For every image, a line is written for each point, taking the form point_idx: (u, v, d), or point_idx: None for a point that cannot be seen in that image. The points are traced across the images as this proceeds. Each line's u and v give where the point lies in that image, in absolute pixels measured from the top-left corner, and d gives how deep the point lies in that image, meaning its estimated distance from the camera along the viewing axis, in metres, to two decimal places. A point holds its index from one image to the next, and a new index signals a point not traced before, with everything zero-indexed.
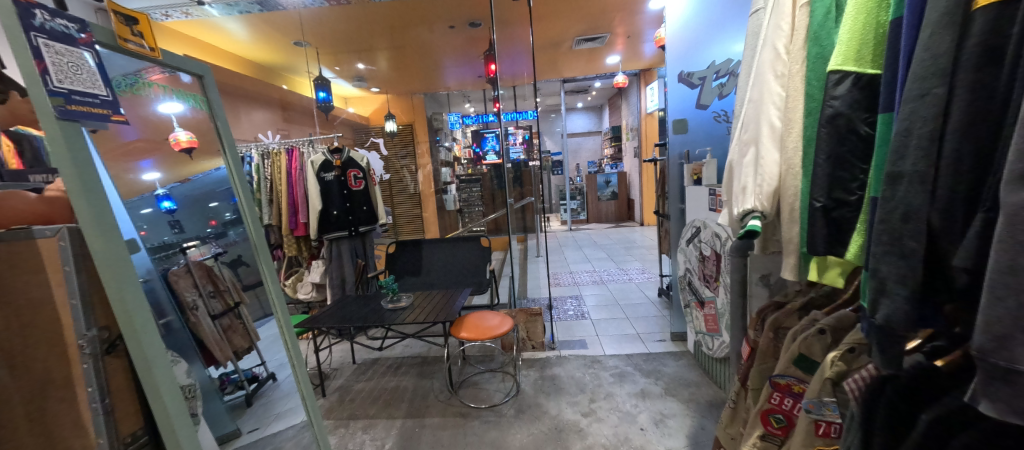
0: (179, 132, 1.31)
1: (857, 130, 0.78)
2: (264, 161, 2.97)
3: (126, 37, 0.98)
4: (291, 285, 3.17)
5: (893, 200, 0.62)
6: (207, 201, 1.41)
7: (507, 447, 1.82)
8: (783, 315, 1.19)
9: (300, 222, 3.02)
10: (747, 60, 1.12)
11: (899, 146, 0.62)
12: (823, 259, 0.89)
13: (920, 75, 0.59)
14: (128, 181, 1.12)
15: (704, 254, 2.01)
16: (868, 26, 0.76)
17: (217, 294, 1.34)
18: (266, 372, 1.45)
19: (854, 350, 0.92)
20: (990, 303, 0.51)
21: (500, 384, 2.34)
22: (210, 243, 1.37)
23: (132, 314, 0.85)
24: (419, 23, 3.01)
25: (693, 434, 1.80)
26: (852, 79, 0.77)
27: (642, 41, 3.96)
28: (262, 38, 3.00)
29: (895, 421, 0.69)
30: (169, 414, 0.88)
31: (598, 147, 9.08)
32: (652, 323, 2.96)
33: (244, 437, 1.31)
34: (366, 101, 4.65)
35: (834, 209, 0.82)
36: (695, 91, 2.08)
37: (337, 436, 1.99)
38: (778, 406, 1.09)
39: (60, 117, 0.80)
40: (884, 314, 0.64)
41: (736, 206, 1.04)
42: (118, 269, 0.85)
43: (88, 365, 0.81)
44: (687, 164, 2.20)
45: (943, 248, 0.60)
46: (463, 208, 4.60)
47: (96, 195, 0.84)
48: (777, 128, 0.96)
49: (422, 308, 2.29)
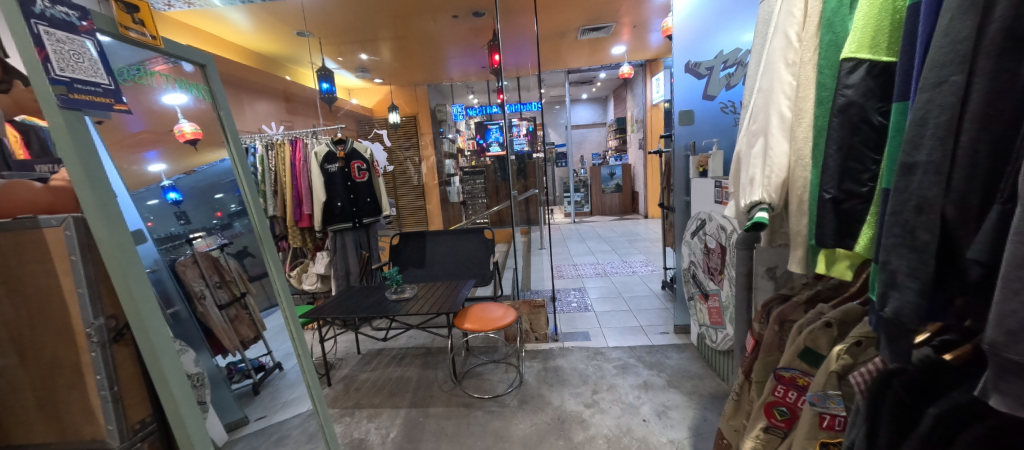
0: (183, 124, 1.28)
1: (870, 120, 0.76)
2: (269, 151, 2.97)
3: (127, 25, 0.97)
4: (296, 276, 3.24)
5: (907, 192, 0.61)
6: (212, 192, 1.41)
7: (509, 436, 1.84)
8: (789, 308, 1.18)
9: (304, 213, 3.04)
10: (756, 50, 1.10)
11: (914, 135, 0.61)
12: (831, 252, 0.89)
13: (939, 62, 0.58)
14: (134, 172, 1.13)
15: (709, 247, 2.00)
16: (885, 12, 0.74)
17: (223, 285, 1.38)
18: (273, 361, 1.47)
19: (861, 343, 0.91)
20: (1005, 297, 0.50)
21: (502, 375, 2.36)
22: (216, 235, 1.39)
23: (139, 304, 0.85)
24: (421, 13, 2.97)
25: (695, 426, 1.81)
26: (866, 67, 0.75)
27: (649, 30, 3.89)
28: (265, 28, 2.98)
29: (901, 415, 0.69)
30: (176, 400, 0.89)
31: (603, 139, 9.07)
32: (654, 315, 2.97)
33: (251, 424, 1.31)
34: (370, 93, 4.64)
35: (844, 201, 0.80)
36: (702, 82, 2.05)
37: (342, 424, 2.02)
38: (782, 398, 1.09)
39: (61, 106, 0.80)
40: (893, 307, 0.63)
41: (744, 197, 1.03)
42: (124, 258, 0.85)
43: (95, 353, 0.81)
44: (693, 155, 2.18)
45: (956, 241, 0.59)
46: (466, 200, 4.49)
47: (102, 186, 0.84)
48: (787, 118, 0.94)
49: (426, 299, 2.30)
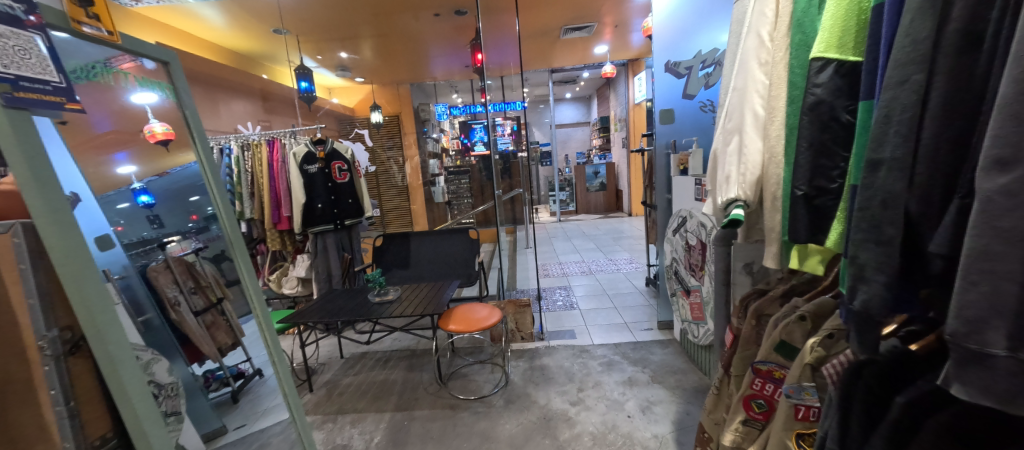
0: (153, 124, 1.23)
1: (839, 118, 0.78)
2: (244, 152, 2.91)
3: (80, 19, 0.91)
4: (275, 280, 3.13)
5: (873, 188, 0.63)
6: (188, 195, 1.34)
7: (496, 437, 1.83)
8: (765, 303, 1.21)
9: (283, 216, 2.96)
10: (731, 49, 1.12)
11: (879, 133, 0.62)
12: (803, 247, 0.90)
13: (901, 61, 0.59)
14: (101, 174, 1.08)
15: (690, 244, 2.03)
16: (850, 13, 0.75)
17: (198, 290, 1.35)
18: (252, 368, 1.41)
19: (833, 336, 0.93)
20: (964, 288, 0.51)
21: (489, 375, 2.35)
22: (192, 238, 1.35)
23: (95, 314, 0.81)
24: (403, 11, 2.93)
25: (678, 420, 1.83)
26: (834, 66, 0.77)
27: (631, 29, 3.93)
28: (240, 25, 2.91)
29: (872, 403, 0.71)
30: (138, 414, 0.85)
31: (587, 137, 9.15)
32: (640, 312, 3.00)
33: (229, 434, 1.28)
34: (351, 92, 4.58)
35: (816, 197, 0.82)
36: (681, 81, 2.08)
37: (324, 431, 1.97)
38: (759, 391, 1.11)
39: (7, 105, 0.76)
40: (861, 300, 0.65)
41: (720, 195, 1.05)
42: (80, 265, 0.81)
43: (49, 367, 0.78)
44: (673, 154, 2.21)
45: (919, 234, 0.60)
46: (452, 199, 4.52)
47: (52, 189, 0.80)
48: (760, 116, 0.96)
49: (410, 301, 2.28)
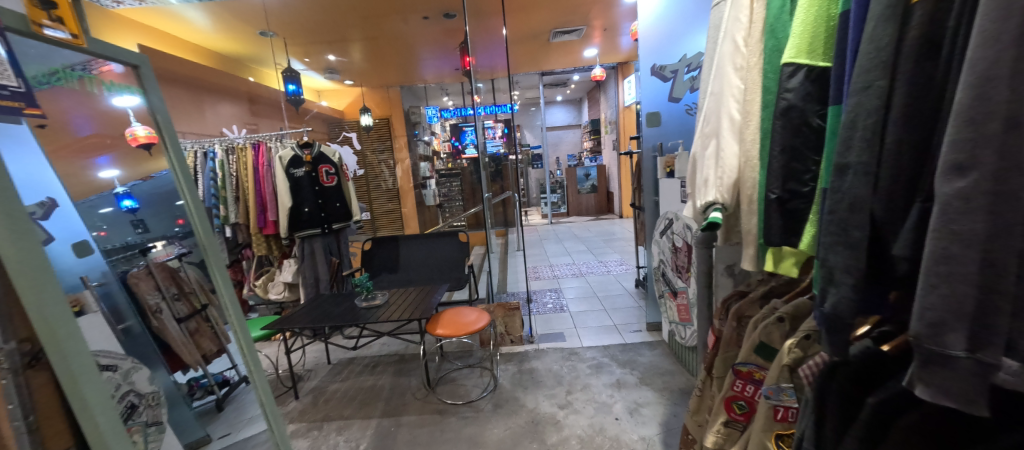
0: (136, 127, 1.20)
1: (810, 122, 0.79)
2: (229, 156, 2.86)
3: (41, 21, 0.87)
4: (261, 285, 3.07)
5: (840, 191, 0.64)
6: (172, 198, 1.26)
7: (484, 441, 1.82)
8: (745, 304, 1.22)
9: (269, 220, 2.93)
10: (709, 54, 1.14)
11: (846, 137, 0.63)
12: (778, 249, 0.91)
13: (865, 67, 0.60)
14: (84, 178, 1.07)
15: (677, 245, 2.05)
16: (819, 20, 0.77)
17: (182, 297, 1.30)
18: (237, 376, 1.36)
19: (809, 337, 0.94)
20: (925, 290, 0.52)
21: (477, 379, 2.34)
22: (177, 243, 1.28)
23: (54, 326, 0.79)
24: (392, 14, 2.92)
25: (665, 422, 1.84)
26: (804, 72, 0.78)
27: (619, 33, 3.97)
28: (225, 28, 2.87)
29: (846, 404, 0.71)
30: (100, 429, 0.83)
31: (578, 140, 9.20)
32: (629, 314, 3.02)
33: (214, 443, 1.27)
34: (340, 95, 4.54)
35: (789, 201, 0.83)
36: (667, 84, 2.10)
37: (310, 438, 1.95)
38: (740, 392, 1.12)
39: None
40: (831, 303, 0.66)
41: (699, 198, 1.05)
42: (40, 275, 0.79)
43: (6, 380, 0.75)
44: (660, 157, 2.23)
45: (884, 237, 0.61)
46: (442, 202, 4.62)
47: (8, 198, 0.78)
48: (736, 120, 0.97)
49: (398, 305, 2.25)
